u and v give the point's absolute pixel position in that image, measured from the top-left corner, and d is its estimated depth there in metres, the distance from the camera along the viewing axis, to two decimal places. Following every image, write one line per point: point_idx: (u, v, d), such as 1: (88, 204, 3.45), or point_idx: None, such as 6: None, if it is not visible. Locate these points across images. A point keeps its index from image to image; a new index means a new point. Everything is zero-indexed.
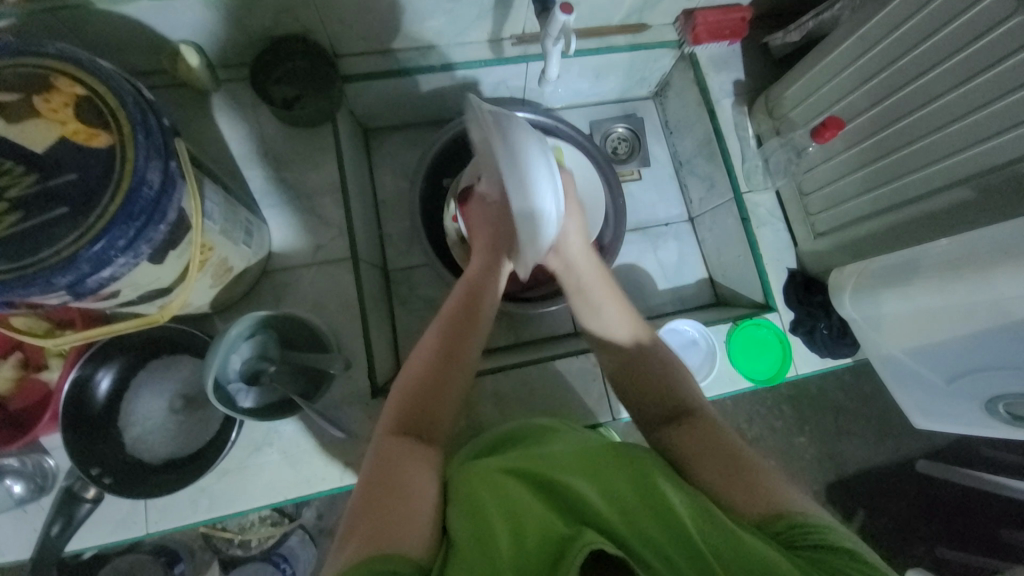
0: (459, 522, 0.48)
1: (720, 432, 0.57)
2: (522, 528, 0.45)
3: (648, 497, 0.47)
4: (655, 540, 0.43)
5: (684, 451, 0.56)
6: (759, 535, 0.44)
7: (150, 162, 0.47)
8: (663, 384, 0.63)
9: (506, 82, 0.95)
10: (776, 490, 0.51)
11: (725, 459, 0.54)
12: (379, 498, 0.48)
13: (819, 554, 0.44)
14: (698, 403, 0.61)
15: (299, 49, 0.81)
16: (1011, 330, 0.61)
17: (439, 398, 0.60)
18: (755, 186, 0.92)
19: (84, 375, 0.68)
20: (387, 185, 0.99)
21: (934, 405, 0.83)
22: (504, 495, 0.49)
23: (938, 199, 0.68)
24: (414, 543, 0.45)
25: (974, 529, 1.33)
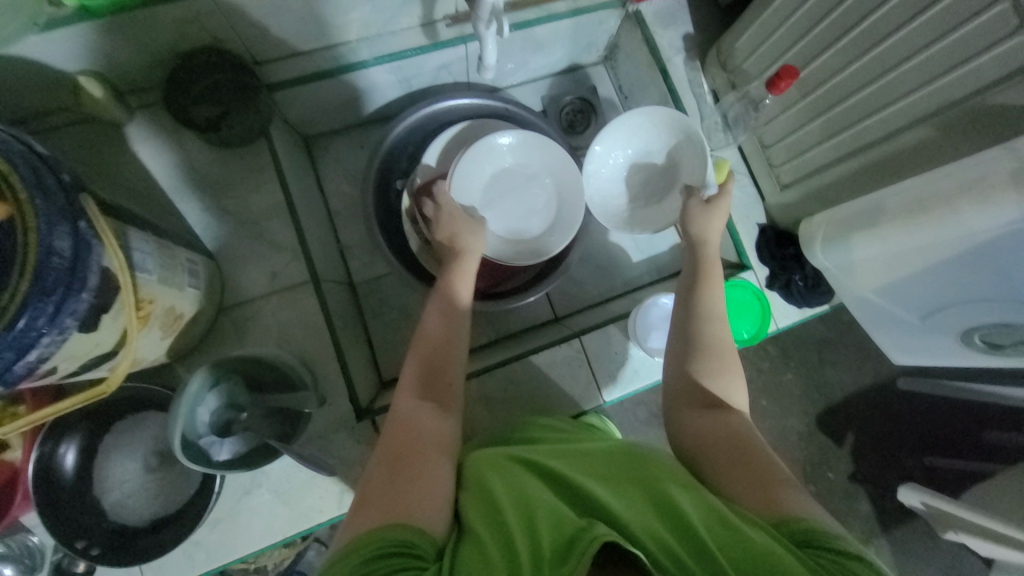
0: (474, 511, 0.47)
1: (749, 431, 0.58)
2: (534, 521, 0.43)
3: (660, 503, 0.46)
4: (662, 532, 0.42)
5: (704, 442, 0.57)
6: (770, 536, 0.44)
7: (56, 227, 0.42)
8: (704, 356, 0.64)
9: (446, 67, 0.89)
10: (789, 491, 0.50)
11: (739, 451, 0.54)
12: (399, 474, 0.49)
13: (831, 558, 0.43)
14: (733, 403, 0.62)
15: (214, 62, 0.73)
16: (980, 256, 0.60)
17: (447, 384, 0.62)
18: (716, 145, 0.93)
19: (47, 451, 0.64)
20: (339, 194, 0.94)
21: (909, 343, 0.85)
22: (516, 491, 0.48)
23: (899, 140, 0.66)
24: (433, 524, 0.46)
25: (959, 435, 1.40)
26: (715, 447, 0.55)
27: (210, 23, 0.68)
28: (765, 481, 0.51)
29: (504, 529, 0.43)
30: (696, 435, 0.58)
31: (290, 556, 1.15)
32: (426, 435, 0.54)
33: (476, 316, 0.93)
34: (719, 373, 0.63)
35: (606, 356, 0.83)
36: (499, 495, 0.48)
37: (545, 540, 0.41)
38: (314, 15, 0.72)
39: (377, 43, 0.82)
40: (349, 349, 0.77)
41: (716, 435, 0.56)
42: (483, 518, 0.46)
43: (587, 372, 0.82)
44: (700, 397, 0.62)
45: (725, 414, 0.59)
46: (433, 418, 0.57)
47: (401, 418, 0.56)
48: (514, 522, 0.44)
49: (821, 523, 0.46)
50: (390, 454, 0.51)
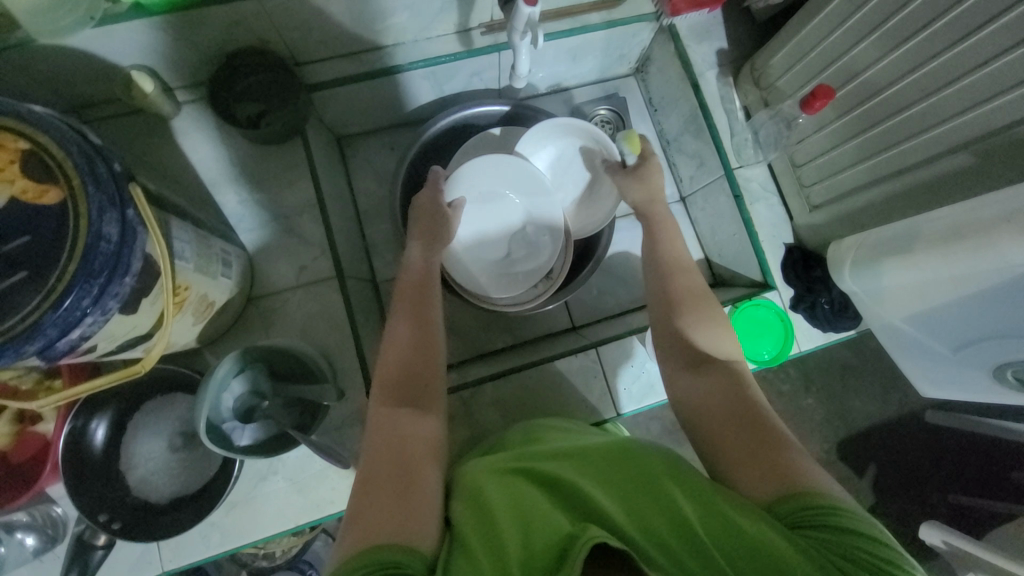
0: (465, 518, 0.49)
1: (743, 380, 0.61)
2: (530, 527, 0.45)
3: (659, 499, 0.47)
4: (659, 527, 0.45)
5: (702, 406, 0.60)
6: (768, 521, 0.45)
7: (105, 214, 0.45)
8: (690, 319, 0.68)
9: (478, 75, 0.91)
10: (794, 454, 0.52)
11: (738, 413, 0.57)
12: (383, 490, 0.50)
13: (830, 536, 0.45)
14: (724, 357, 0.64)
15: (258, 63, 0.77)
16: (1017, 291, 0.58)
17: (422, 381, 0.63)
18: (746, 161, 0.89)
19: (79, 425, 0.68)
20: (367, 193, 0.96)
21: (939, 374, 0.82)
22: (514, 496, 0.50)
23: (937, 166, 0.65)
24: (421, 540, 0.47)
25: (986, 475, 1.34)
26: (711, 411, 0.58)
27: (256, 25, 0.71)
28: (769, 450, 0.53)
29: (495, 535, 0.45)
30: (694, 400, 0.61)
31: (299, 545, 1.17)
32: (409, 445, 0.55)
33: (494, 320, 0.94)
34: (705, 326, 0.67)
35: (623, 368, 0.82)
36: (492, 500, 0.50)
37: (538, 544, 0.43)
38: (355, 21, 0.75)
39: (412, 49, 0.84)
40: (368, 345, 0.79)
41: (709, 397, 0.60)
42: (474, 524, 0.48)
43: (601, 383, 0.82)
44: (690, 354, 0.65)
45: (714, 367, 0.62)
46: (415, 426, 0.57)
47: (381, 428, 0.57)
48: (507, 527, 0.46)
49: (825, 494, 0.48)
50: (373, 469, 0.52)
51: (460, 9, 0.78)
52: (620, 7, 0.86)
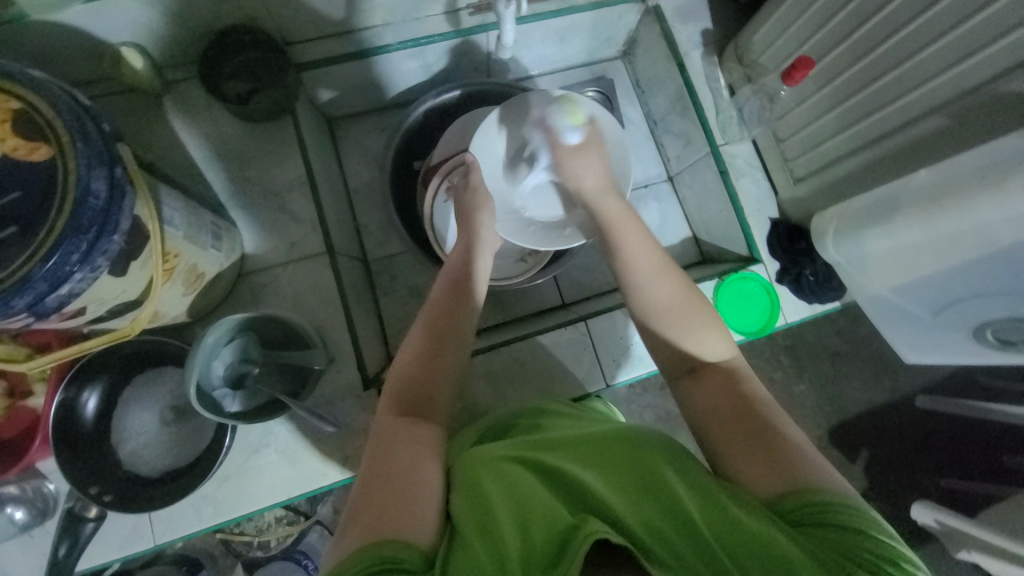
0: (466, 517, 0.49)
1: (736, 388, 0.57)
2: (529, 526, 0.45)
3: (659, 496, 0.47)
4: (661, 526, 0.44)
5: (700, 412, 0.57)
6: (773, 520, 0.45)
7: (94, 170, 0.45)
8: (678, 321, 0.62)
9: (467, 55, 0.92)
10: (798, 460, 0.50)
11: (732, 425, 0.54)
12: (382, 489, 0.50)
13: (834, 536, 0.44)
14: (717, 357, 0.60)
15: (248, 41, 0.78)
16: (998, 257, 0.60)
17: (434, 382, 0.62)
18: (731, 138, 0.91)
19: (70, 397, 0.67)
20: (358, 175, 0.96)
21: (920, 340, 0.83)
22: (515, 493, 0.50)
23: (916, 129, 0.66)
24: (417, 536, 0.47)
25: (975, 456, 1.36)
26: (714, 417, 0.56)
27: (246, 1, 0.72)
28: (772, 455, 0.51)
29: (494, 533, 0.46)
30: (693, 407, 0.58)
31: (294, 534, 1.17)
32: (412, 447, 0.55)
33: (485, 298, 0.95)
34: (693, 329, 0.62)
35: (611, 340, 0.84)
36: (494, 498, 0.50)
37: (539, 543, 0.43)
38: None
39: (402, 29, 0.85)
40: (359, 321, 0.80)
41: (709, 410, 0.56)
42: (474, 521, 0.48)
43: (591, 355, 0.83)
44: (677, 363, 0.62)
45: (705, 372, 0.59)
46: (419, 431, 0.57)
47: (384, 433, 0.56)
48: (509, 526, 0.46)
49: (833, 493, 0.47)
50: (371, 472, 0.52)
51: None
52: None
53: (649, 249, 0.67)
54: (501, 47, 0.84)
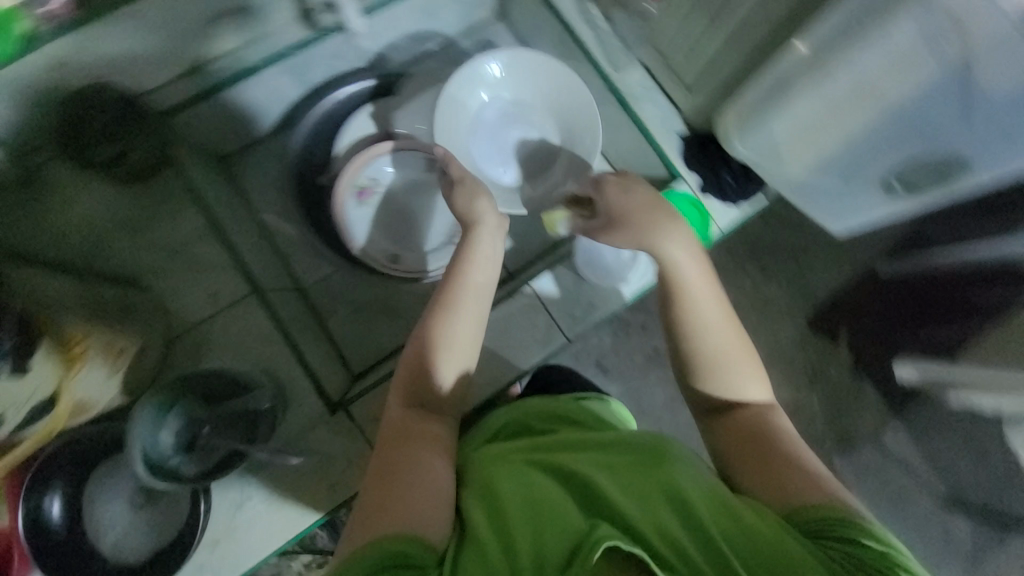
0: (480, 514, 0.56)
1: (765, 422, 0.65)
2: (542, 527, 0.51)
3: (675, 503, 0.53)
4: (676, 534, 0.50)
5: (730, 439, 0.65)
6: (788, 533, 0.52)
7: None
8: (721, 367, 0.67)
9: (336, 59, 0.89)
10: (828, 489, 0.58)
11: (749, 453, 0.63)
12: (389, 482, 0.58)
13: (842, 550, 0.52)
14: (756, 399, 0.67)
15: (104, 100, 0.74)
16: (887, 112, 0.66)
17: (441, 382, 0.68)
18: (621, 66, 0.90)
19: (34, 504, 0.66)
20: (269, 208, 0.86)
21: (842, 209, 0.86)
22: (530, 494, 0.56)
23: (776, 10, 0.70)
24: (430, 531, 0.55)
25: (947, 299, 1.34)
26: (744, 443, 0.64)
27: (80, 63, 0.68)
28: (783, 475, 0.60)
29: (513, 541, 0.51)
30: (723, 442, 0.65)
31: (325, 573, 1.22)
32: (413, 451, 0.62)
33: None
34: (733, 381, 0.68)
35: (559, 294, 0.85)
36: (512, 501, 0.56)
37: (552, 539, 0.50)
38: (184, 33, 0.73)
39: None
40: (310, 349, 0.79)
41: (736, 435, 0.65)
42: (487, 521, 0.55)
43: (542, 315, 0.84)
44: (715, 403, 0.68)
45: (733, 414, 0.66)
46: (420, 431, 0.64)
47: (393, 430, 0.64)
48: (523, 531, 0.52)
49: (848, 517, 0.54)
50: (378, 470, 0.60)
51: None
52: None
53: (706, 300, 0.69)
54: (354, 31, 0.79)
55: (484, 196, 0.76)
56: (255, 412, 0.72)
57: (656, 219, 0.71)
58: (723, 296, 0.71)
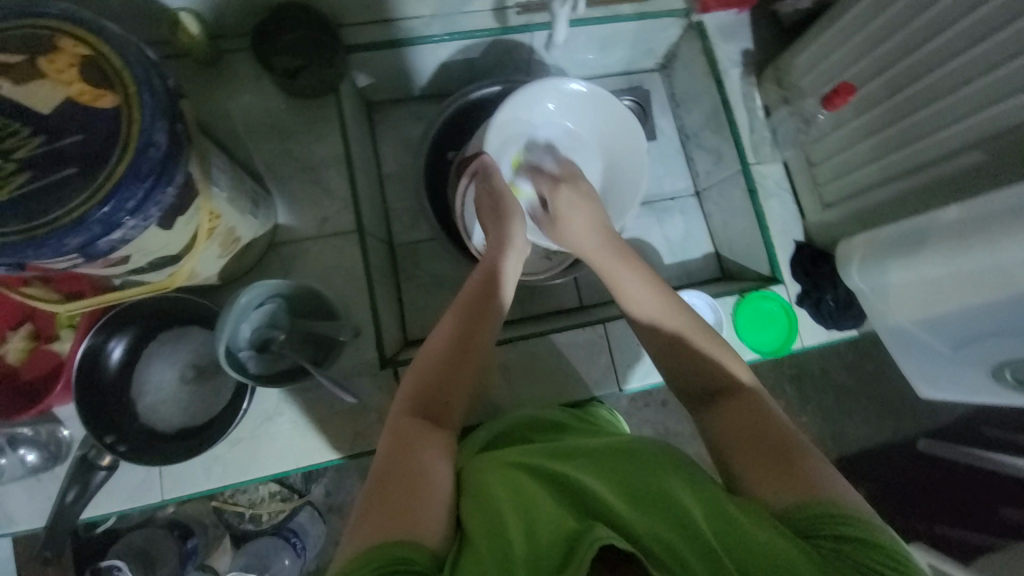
0: (475, 521, 0.50)
1: (756, 408, 0.58)
2: (534, 529, 0.47)
3: (670, 509, 0.47)
4: (669, 534, 0.45)
5: (720, 426, 0.58)
6: (785, 533, 0.45)
7: (157, 123, 0.47)
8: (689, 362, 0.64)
9: (511, 53, 0.94)
10: (826, 479, 0.50)
11: (744, 442, 0.55)
12: (394, 494, 0.50)
13: (849, 550, 0.45)
14: (737, 380, 0.61)
15: (301, 19, 0.80)
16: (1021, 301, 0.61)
17: (460, 382, 0.62)
18: (763, 158, 0.92)
19: (97, 343, 0.68)
20: (391, 157, 0.97)
21: (938, 376, 0.82)
22: (522, 500, 0.51)
23: (951, 164, 0.67)
24: (429, 536, 0.48)
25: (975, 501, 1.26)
26: (733, 425, 0.57)
27: None
28: (792, 470, 0.51)
29: (506, 540, 0.47)
30: (715, 424, 0.59)
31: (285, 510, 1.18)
32: (422, 464, 0.54)
33: None
34: (708, 351, 0.64)
35: (628, 345, 0.84)
36: (504, 501, 0.52)
37: (542, 543, 0.45)
38: None
39: (449, 21, 0.87)
40: (382, 303, 0.82)
41: (722, 425, 0.58)
42: (484, 531, 0.49)
43: (606, 357, 0.84)
44: (700, 391, 0.63)
45: (723, 395, 0.60)
46: (429, 441, 0.56)
47: (396, 432, 0.57)
48: (515, 531, 0.47)
49: (856, 513, 0.47)
50: (380, 472, 0.53)
51: None
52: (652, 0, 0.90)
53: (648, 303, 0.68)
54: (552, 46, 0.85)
55: (513, 219, 0.75)
56: (333, 340, 0.71)
57: (582, 246, 0.76)
58: (654, 278, 0.70)
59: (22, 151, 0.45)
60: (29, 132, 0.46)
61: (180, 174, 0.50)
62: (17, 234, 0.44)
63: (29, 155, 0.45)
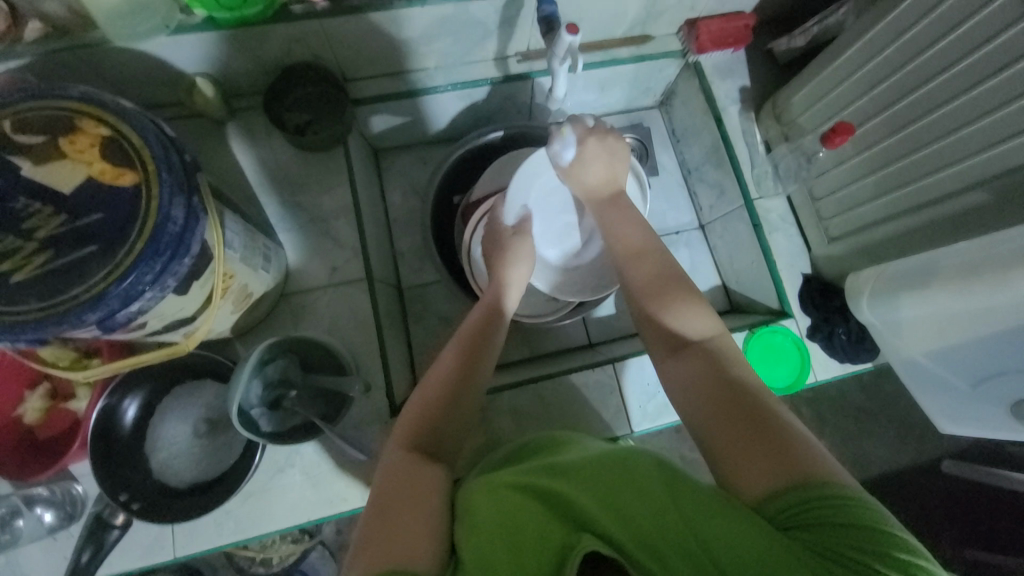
0: (464, 526, 0.48)
1: (714, 368, 0.57)
2: (519, 536, 0.44)
3: (655, 509, 0.45)
4: (655, 538, 0.43)
5: (692, 397, 0.56)
6: (769, 532, 0.43)
7: (174, 198, 0.48)
8: (662, 329, 0.63)
9: (513, 98, 0.96)
10: (802, 451, 0.48)
11: (721, 415, 0.53)
12: (389, 523, 0.48)
13: (829, 534, 0.43)
14: (694, 337, 0.61)
15: (309, 75, 0.81)
16: None
17: (452, 398, 0.61)
18: (766, 193, 0.93)
19: (112, 404, 0.69)
20: (398, 204, 1.01)
21: (957, 410, 0.81)
22: (507, 503, 0.48)
23: (956, 202, 0.68)
24: (425, 551, 0.45)
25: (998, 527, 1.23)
26: (702, 393, 0.56)
27: (314, 43, 0.76)
28: (764, 441, 0.49)
29: (489, 555, 0.43)
30: (684, 391, 0.58)
31: (296, 553, 1.16)
32: (418, 495, 0.51)
33: (513, 333, 0.97)
34: (672, 317, 0.63)
35: (638, 385, 0.84)
36: (487, 516, 0.47)
37: (531, 554, 0.43)
38: (402, 43, 0.81)
39: (453, 71, 0.89)
40: (391, 349, 0.82)
41: (697, 391, 0.56)
42: (470, 531, 0.46)
43: (617, 398, 0.83)
44: (670, 347, 0.62)
45: (688, 361, 0.59)
46: (427, 469, 0.54)
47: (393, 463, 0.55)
48: (498, 548, 0.43)
49: (837, 487, 0.45)
50: (377, 495, 0.52)
51: (501, 37, 0.84)
52: (649, 44, 0.93)
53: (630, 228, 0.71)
54: (551, 99, 0.87)
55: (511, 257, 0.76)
56: (341, 394, 0.72)
57: (601, 194, 0.74)
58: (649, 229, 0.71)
59: (44, 229, 0.47)
60: (51, 212, 0.48)
61: (198, 243, 0.52)
62: (41, 313, 0.45)
63: (51, 233, 0.47)
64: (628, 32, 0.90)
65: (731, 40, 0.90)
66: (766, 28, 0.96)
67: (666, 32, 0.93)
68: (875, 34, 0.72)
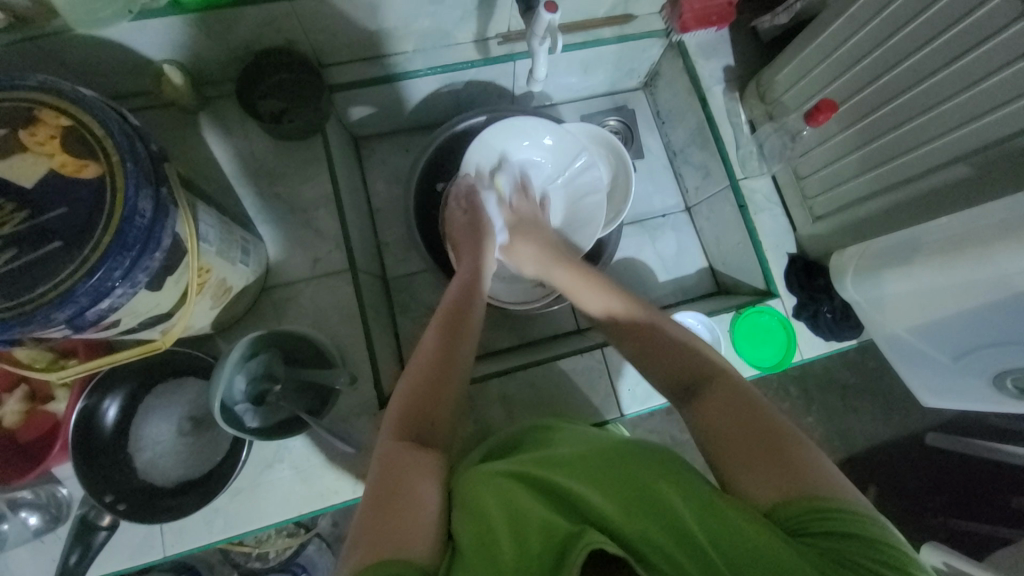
0: (463, 522, 0.46)
1: (737, 394, 0.53)
2: (523, 530, 0.43)
3: (655, 502, 0.44)
4: (657, 534, 0.42)
5: (710, 417, 0.53)
6: (773, 528, 0.43)
7: (141, 190, 0.47)
8: (683, 353, 0.59)
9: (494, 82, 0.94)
10: (821, 472, 0.47)
11: (745, 436, 0.50)
12: (386, 516, 0.46)
13: (839, 543, 0.42)
14: (717, 364, 0.57)
15: (285, 62, 0.79)
16: (1014, 304, 0.61)
17: (443, 388, 0.61)
18: (751, 172, 0.92)
19: (91, 404, 0.68)
20: (381, 193, 0.99)
21: (940, 383, 0.82)
22: (508, 500, 0.47)
23: (938, 177, 0.68)
24: (421, 547, 0.45)
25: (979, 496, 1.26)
26: (722, 415, 0.52)
27: (285, 26, 0.74)
28: (783, 459, 0.48)
29: (493, 551, 0.42)
30: (702, 413, 0.54)
31: (292, 547, 1.15)
32: (414, 489, 0.49)
33: (501, 320, 0.97)
34: (697, 344, 0.60)
35: (627, 369, 0.84)
36: (489, 512, 0.46)
37: (534, 545, 0.41)
38: (378, 26, 0.78)
39: (431, 54, 0.87)
40: (378, 340, 0.81)
41: (718, 414, 0.52)
42: (473, 529, 0.45)
43: (606, 382, 0.83)
44: (685, 372, 0.58)
45: (708, 385, 0.55)
46: (421, 460, 0.53)
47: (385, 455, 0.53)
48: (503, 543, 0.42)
49: (852, 507, 0.44)
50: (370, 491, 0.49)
51: (480, 18, 0.82)
52: (632, 23, 0.91)
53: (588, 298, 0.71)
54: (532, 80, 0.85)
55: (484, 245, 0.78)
56: (327, 386, 0.71)
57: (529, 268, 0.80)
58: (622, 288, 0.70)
59: (6, 227, 0.45)
60: (13, 208, 0.46)
61: (169, 236, 0.50)
62: (6, 312, 0.44)
63: (15, 230, 0.45)
64: (610, 11, 0.88)
65: (715, 19, 0.87)
66: (749, 5, 0.94)
67: (649, 10, 0.91)
68: (858, 8, 0.71)
